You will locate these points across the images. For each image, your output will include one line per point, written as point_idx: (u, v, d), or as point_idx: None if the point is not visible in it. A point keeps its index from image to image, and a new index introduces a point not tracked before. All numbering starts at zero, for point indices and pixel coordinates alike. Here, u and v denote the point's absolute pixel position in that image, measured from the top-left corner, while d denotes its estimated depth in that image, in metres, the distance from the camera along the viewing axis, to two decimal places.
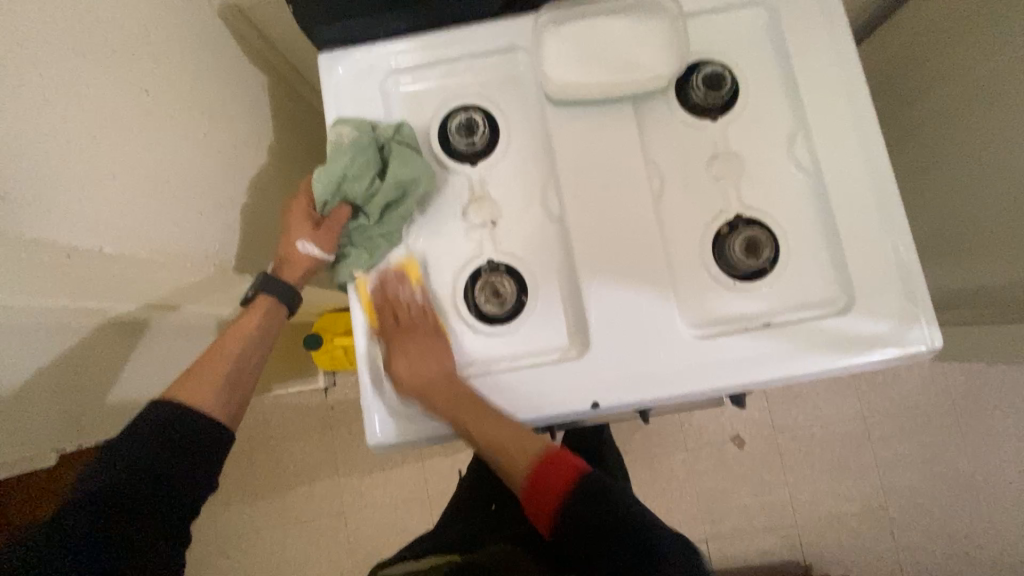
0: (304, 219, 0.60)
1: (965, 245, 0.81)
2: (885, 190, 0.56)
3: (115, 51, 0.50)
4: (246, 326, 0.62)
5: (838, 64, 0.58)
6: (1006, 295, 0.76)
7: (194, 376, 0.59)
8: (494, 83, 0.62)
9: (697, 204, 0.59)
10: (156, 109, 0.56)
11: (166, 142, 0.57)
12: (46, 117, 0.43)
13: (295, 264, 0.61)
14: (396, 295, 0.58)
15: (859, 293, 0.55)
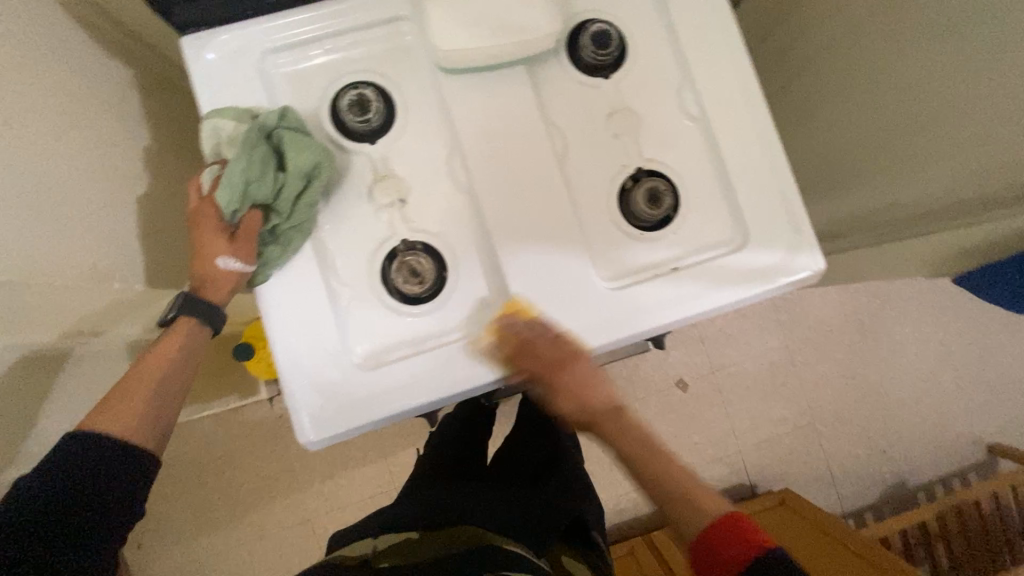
0: (211, 231, 0.54)
1: (837, 178, 0.89)
2: (766, 131, 0.61)
3: None
4: (167, 349, 0.56)
5: (714, 15, 0.61)
6: (861, 221, 0.86)
7: (112, 407, 0.52)
8: (382, 56, 0.60)
9: (600, 162, 0.61)
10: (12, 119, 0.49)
11: (30, 155, 0.51)
12: None
13: (217, 282, 0.55)
14: (524, 333, 0.56)
15: (751, 230, 0.60)
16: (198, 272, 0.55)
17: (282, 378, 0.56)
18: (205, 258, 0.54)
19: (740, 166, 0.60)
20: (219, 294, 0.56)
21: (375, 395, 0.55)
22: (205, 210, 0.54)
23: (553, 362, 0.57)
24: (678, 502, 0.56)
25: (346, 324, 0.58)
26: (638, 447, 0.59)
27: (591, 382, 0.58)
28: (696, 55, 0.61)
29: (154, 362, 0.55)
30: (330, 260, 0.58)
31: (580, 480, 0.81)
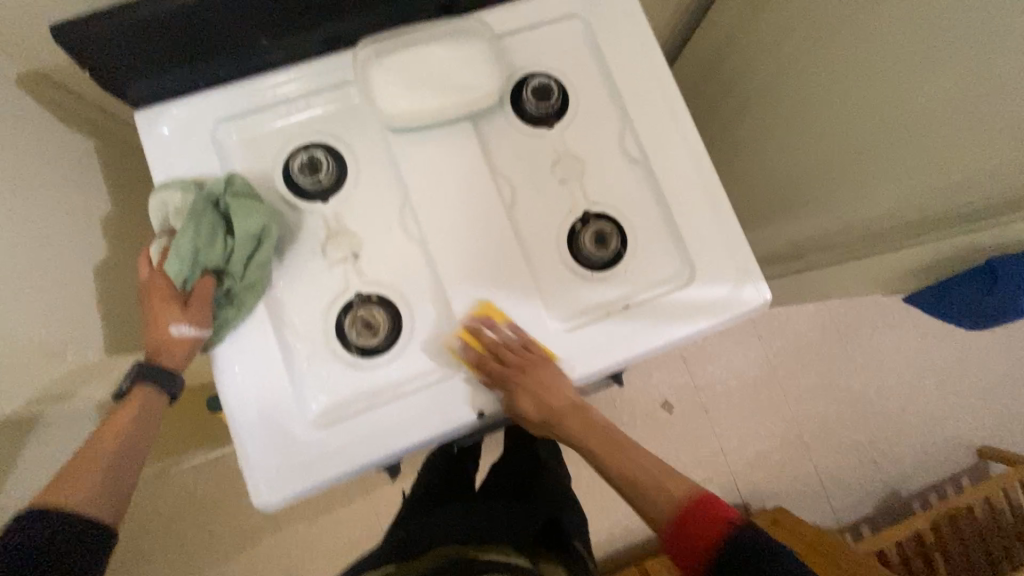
0: (161, 300, 0.54)
1: (783, 201, 0.92)
2: (703, 171, 0.63)
3: None
4: (122, 420, 0.52)
5: (647, 64, 0.65)
6: (812, 245, 0.89)
7: (66, 478, 0.48)
8: (332, 117, 0.62)
9: (548, 207, 0.63)
10: None
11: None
12: None
13: (168, 349, 0.54)
14: (493, 341, 0.58)
15: (696, 266, 0.62)
16: (151, 342, 0.54)
17: (240, 440, 0.56)
18: (157, 327, 0.54)
19: (683, 204, 0.63)
20: (173, 362, 0.54)
21: (333, 450, 0.56)
22: (155, 279, 0.54)
23: (518, 367, 0.58)
24: (637, 488, 0.58)
25: (303, 379, 0.58)
26: (597, 439, 0.62)
27: (557, 382, 0.59)
28: (633, 103, 0.64)
29: (107, 435, 0.51)
30: (285, 316, 0.59)
31: (560, 488, 0.78)
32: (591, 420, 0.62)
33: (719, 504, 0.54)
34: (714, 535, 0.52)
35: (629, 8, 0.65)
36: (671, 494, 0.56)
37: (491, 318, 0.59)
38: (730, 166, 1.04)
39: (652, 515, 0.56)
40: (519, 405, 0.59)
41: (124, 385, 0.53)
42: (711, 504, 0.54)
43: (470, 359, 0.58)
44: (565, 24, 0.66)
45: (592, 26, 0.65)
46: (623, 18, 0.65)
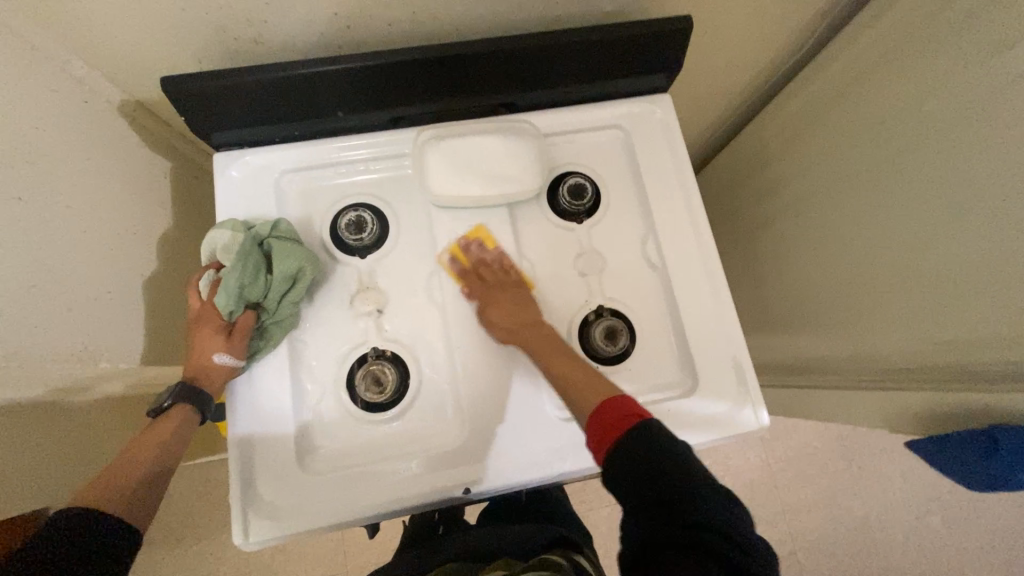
0: (207, 329, 0.57)
1: (794, 317, 0.94)
2: (718, 287, 0.66)
3: (11, 169, 0.53)
4: (160, 432, 0.53)
5: (677, 181, 0.70)
6: (821, 365, 0.90)
7: (107, 481, 0.47)
8: (385, 183, 0.68)
9: (564, 296, 0.67)
10: (52, 215, 0.57)
11: (60, 243, 0.58)
12: None
13: (208, 374, 0.56)
14: (476, 258, 0.65)
15: (700, 378, 0.64)
16: (191, 368, 0.57)
17: (235, 473, 0.58)
18: (201, 354, 0.56)
19: (694, 316, 0.65)
20: (212, 386, 0.57)
21: (320, 500, 0.58)
22: (206, 310, 0.58)
23: (496, 284, 0.63)
24: (574, 390, 0.53)
25: (306, 424, 0.60)
26: (547, 354, 0.57)
27: (526, 305, 0.62)
28: (660, 213, 0.69)
29: (148, 441, 0.52)
30: (302, 359, 0.62)
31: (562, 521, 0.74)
32: (552, 337, 0.59)
33: (630, 402, 0.48)
34: (617, 429, 0.46)
35: (668, 127, 0.71)
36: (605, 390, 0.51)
37: (479, 238, 0.66)
38: (746, 273, 1.06)
39: (577, 404, 0.52)
40: (488, 317, 0.61)
41: (163, 405, 0.55)
42: (618, 403, 0.48)
43: (455, 271, 0.65)
44: (608, 133, 0.72)
45: (632, 138, 0.71)
46: (661, 135, 0.71)
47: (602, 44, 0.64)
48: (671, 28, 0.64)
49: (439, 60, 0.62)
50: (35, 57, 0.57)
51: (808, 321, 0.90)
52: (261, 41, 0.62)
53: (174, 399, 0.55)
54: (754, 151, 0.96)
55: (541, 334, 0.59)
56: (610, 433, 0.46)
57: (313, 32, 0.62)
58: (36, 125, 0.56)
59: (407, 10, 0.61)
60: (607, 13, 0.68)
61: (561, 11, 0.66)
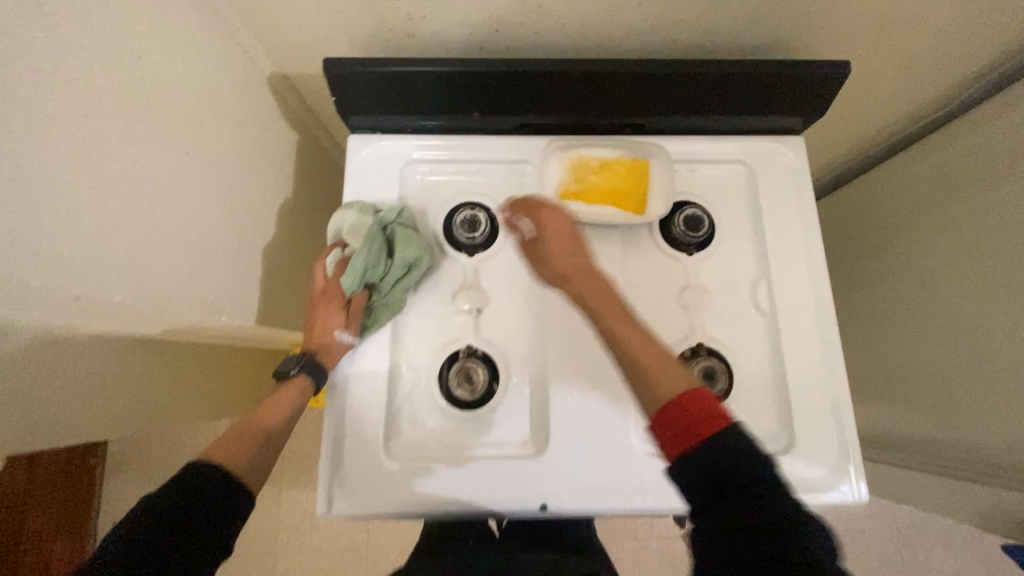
0: (329, 303, 0.60)
1: (892, 388, 0.88)
2: (829, 345, 0.64)
3: (179, 121, 0.56)
4: (278, 402, 0.56)
5: (799, 228, 0.67)
6: (922, 444, 0.83)
7: (232, 439, 0.51)
8: (500, 187, 0.69)
9: (663, 327, 0.65)
10: (203, 170, 0.60)
11: (204, 197, 0.61)
12: (118, 187, 0.48)
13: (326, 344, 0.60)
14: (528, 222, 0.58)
15: (797, 437, 0.61)
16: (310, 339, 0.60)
17: (327, 441, 0.60)
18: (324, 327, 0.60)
19: (800, 373, 0.63)
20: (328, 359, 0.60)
21: (401, 486, 0.59)
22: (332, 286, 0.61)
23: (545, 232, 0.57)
24: (638, 370, 0.45)
25: (397, 411, 0.62)
26: (604, 295, 0.51)
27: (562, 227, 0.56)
28: (778, 260, 0.66)
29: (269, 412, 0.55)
30: (401, 347, 0.64)
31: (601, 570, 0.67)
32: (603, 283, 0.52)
33: (708, 399, 0.41)
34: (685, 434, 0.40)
35: (797, 171, 0.69)
36: (672, 389, 0.43)
37: (638, 173, 0.64)
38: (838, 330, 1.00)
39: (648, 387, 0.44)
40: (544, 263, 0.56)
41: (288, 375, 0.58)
42: (701, 403, 0.41)
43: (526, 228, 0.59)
44: (731, 168, 0.70)
45: (756, 177, 0.69)
46: (788, 179, 0.69)
47: (749, 78, 0.62)
48: (825, 71, 0.61)
49: (582, 73, 0.62)
50: (214, 21, 0.60)
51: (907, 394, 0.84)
52: (413, 34, 0.64)
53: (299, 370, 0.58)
54: (866, 206, 0.91)
55: (586, 271, 0.53)
56: (687, 437, 0.40)
57: (463, 31, 0.63)
58: (207, 86, 0.60)
59: (558, 21, 0.62)
60: (755, 46, 0.66)
61: (709, 39, 0.65)
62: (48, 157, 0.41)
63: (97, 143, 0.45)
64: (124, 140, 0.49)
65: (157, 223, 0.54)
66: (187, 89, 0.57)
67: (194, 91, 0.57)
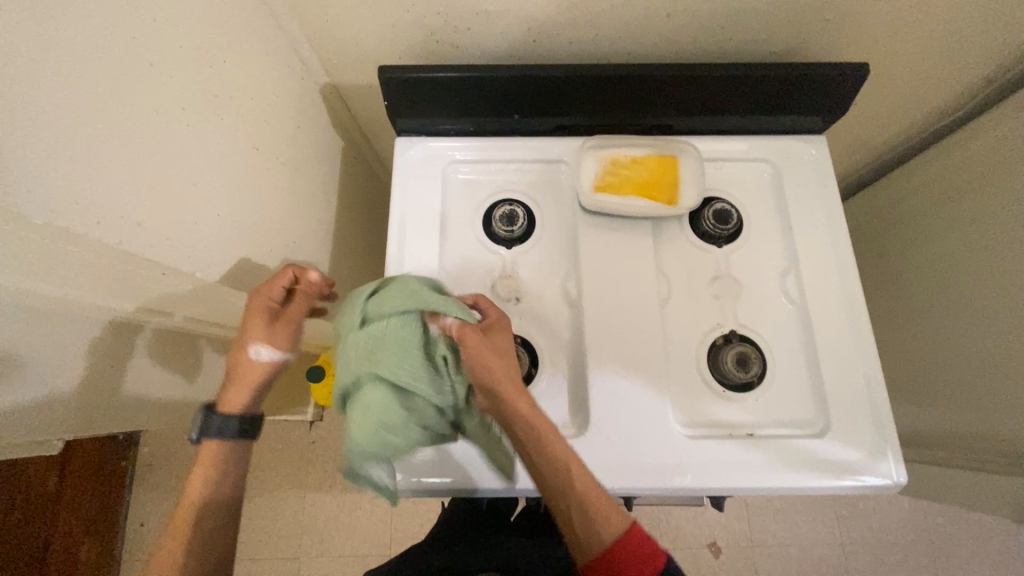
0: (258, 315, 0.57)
1: (925, 385, 0.88)
2: (860, 332, 0.65)
3: (265, 121, 0.61)
4: (205, 472, 0.57)
5: (826, 221, 0.70)
6: (963, 441, 0.82)
7: (169, 544, 0.54)
8: (536, 185, 0.73)
9: (696, 315, 0.67)
10: (278, 166, 0.65)
11: (278, 190, 0.65)
12: (219, 174, 0.53)
13: (242, 381, 0.57)
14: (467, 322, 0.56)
15: (834, 421, 0.62)
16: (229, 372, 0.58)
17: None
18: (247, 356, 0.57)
19: (833, 357, 0.65)
20: (239, 398, 0.57)
21: (446, 463, 0.61)
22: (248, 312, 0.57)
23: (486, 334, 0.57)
24: (585, 513, 0.51)
25: None
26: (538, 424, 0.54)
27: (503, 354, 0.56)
28: (806, 250, 0.69)
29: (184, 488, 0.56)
30: None
31: None
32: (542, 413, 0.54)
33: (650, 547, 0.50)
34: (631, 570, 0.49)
35: (820, 168, 0.72)
36: (617, 526, 0.51)
37: (669, 168, 0.68)
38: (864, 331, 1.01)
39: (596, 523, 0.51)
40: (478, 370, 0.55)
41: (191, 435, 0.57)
42: (643, 549, 0.50)
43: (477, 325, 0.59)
44: (756, 165, 0.74)
45: (781, 173, 0.72)
46: (812, 176, 0.72)
47: (771, 80, 0.66)
48: (844, 71, 0.65)
49: (613, 77, 0.66)
50: (284, 35, 0.67)
51: (942, 390, 0.84)
52: (457, 45, 0.70)
53: (206, 431, 0.57)
54: (886, 206, 0.93)
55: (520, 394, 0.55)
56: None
57: (503, 42, 0.69)
58: (281, 92, 0.66)
59: (591, 30, 0.67)
60: (775, 52, 0.70)
61: (731, 46, 0.69)
62: (170, 141, 0.46)
63: (207, 134, 0.51)
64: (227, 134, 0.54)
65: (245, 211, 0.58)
66: (269, 93, 0.63)
67: (270, 95, 0.63)
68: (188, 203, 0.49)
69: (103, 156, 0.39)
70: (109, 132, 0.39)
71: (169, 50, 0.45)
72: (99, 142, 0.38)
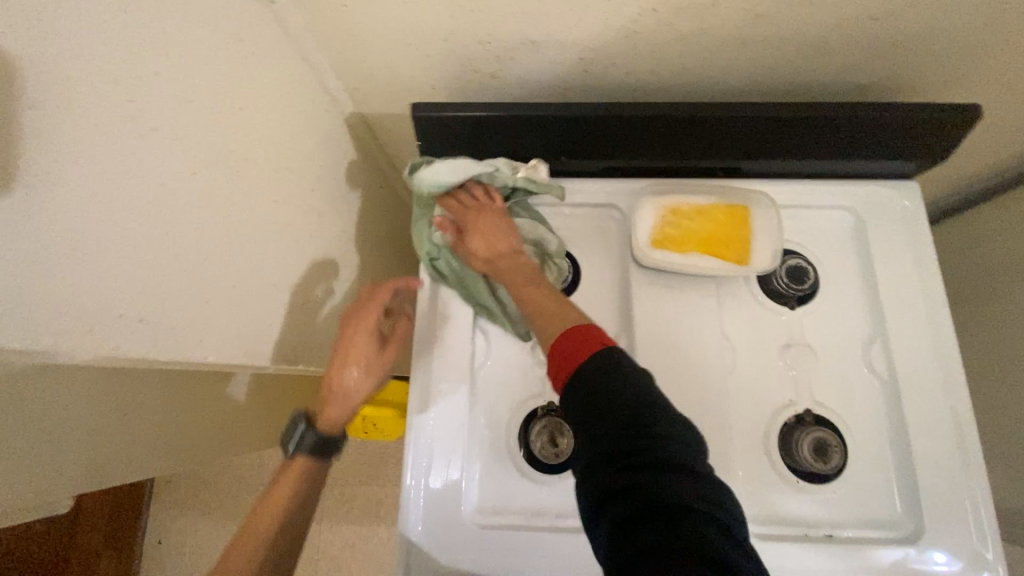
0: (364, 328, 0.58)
1: None
2: (961, 418, 0.56)
3: (284, 168, 0.55)
4: (288, 486, 0.55)
5: (920, 285, 0.60)
6: None
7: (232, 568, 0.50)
8: (584, 232, 0.66)
9: (766, 390, 0.59)
10: (299, 214, 0.59)
11: (300, 241, 0.59)
12: (230, 239, 0.46)
13: (343, 402, 0.57)
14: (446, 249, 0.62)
15: (927, 525, 0.54)
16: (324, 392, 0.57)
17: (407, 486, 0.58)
18: (352, 384, 0.57)
19: (927, 445, 0.56)
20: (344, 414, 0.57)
21: (481, 555, 0.55)
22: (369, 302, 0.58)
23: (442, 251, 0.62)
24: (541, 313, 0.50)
25: (475, 470, 0.58)
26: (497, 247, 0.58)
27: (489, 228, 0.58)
28: (895, 315, 0.60)
29: (272, 498, 0.53)
30: (479, 397, 0.60)
31: None
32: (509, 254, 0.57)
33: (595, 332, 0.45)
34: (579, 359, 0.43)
35: (914, 221, 0.63)
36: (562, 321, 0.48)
37: (738, 219, 0.60)
38: None
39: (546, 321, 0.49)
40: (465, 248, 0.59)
41: (289, 450, 0.56)
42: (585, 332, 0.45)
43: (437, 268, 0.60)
44: (837, 214, 0.65)
45: (867, 226, 0.63)
46: (904, 229, 0.62)
47: (863, 122, 0.57)
48: (951, 114, 0.55)
49: (678, 117, 0.58)
50: (309, 67, 0.59)
51: None
52: (500, 76, 0.62)
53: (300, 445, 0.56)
54: (960, 252, 0.81)
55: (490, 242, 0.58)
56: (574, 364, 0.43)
57: (550, 73, 0.61)
58: (304, 130, 0.59)
59: (651, 60, 0.58)
60: (865, 85, 0.60)
61: (815, 78, 0.60)
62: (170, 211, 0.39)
63: (213, 195, 0.44)
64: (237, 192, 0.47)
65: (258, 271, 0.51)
66: (290, 134, 0.56)
67: (292, 137, 0.56)
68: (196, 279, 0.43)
69: (91, 249, 0.33)
70: (94, 222, 0.33)
71: (170, 105, 0.38)
72: (83, 236, 0.32)
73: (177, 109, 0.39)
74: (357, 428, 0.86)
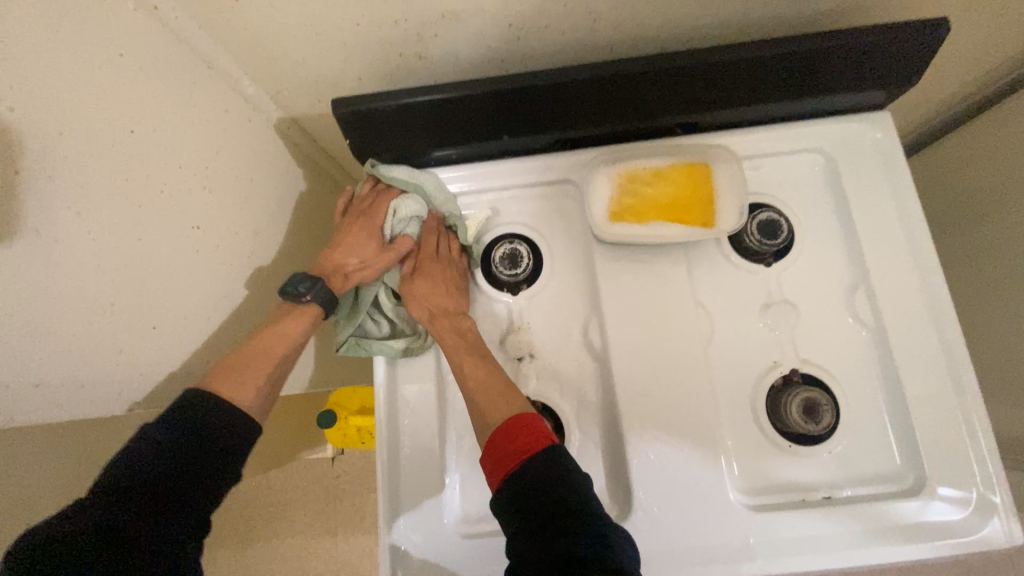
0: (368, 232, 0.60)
1: None
2: (955, 357, 0.53)
3: (195, 189, 0.50)
4: (299, 322, 0.56)
5: (899, 221, 0.57)
6: None
7: (235, 368, 0.50)
8: (541, 213, 0.62)
9: (749, 354, 0.56)
10: (224, 236, 0.54)
11: (229, 264, 0.55)
12: (133, 276, 0.43)
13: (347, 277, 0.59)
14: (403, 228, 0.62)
15: (929, 474, 0.51)
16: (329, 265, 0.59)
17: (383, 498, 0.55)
18: (357, 267, 0.60)
19: (922, 391, 0.53)
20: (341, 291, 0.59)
21: (469, 564, 0.53)
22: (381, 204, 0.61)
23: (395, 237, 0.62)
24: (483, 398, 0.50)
25: (456, 478, 0.55)
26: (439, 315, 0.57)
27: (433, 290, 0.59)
28: (877, 258, 0.56)
29: (286, 333, 0.55)
30: (451, 403, 0.57)
31: None
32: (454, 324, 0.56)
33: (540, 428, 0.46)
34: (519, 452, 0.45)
35: (889, 154, 0.58)
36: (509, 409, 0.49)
37: (699, 178, 0.56)
38: None
39: (486, 408, 0.49)
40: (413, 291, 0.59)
41: (301, 294, 0.55)
42: (531, 425, 0.46)
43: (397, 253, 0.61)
44: (806, 158, 0.61)
45: (839, 166, 0.59)
46: (879, 164, 0.58)
47: (818, 56, 0.53)
48: (916, 33, 0.50)
49: (619, 78, 0.54)
50: (215, 76, 0.54)
51: None
52: (425, 56, 0.57)
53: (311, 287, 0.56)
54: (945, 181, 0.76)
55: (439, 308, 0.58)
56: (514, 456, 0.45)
57: (479, 46, 0.56)
58: (217, 143, 0.54)
59: (583, 16, 0.53)
60: (822, 13, 0.55)
61: (767, 13, 0.54)
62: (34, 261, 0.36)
63: (97, 233, 0.40)
64: (135, 225, 0.43)
65: (177, 305, 0.48)
66: (199, 151, 0.51)
67: (202, 153, 0.52)
68: (99, 326, 0.41)
69: None
70: None
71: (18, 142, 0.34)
72: None
73: (42, 148, 0.36)
74: (352, 439, 0.83)
